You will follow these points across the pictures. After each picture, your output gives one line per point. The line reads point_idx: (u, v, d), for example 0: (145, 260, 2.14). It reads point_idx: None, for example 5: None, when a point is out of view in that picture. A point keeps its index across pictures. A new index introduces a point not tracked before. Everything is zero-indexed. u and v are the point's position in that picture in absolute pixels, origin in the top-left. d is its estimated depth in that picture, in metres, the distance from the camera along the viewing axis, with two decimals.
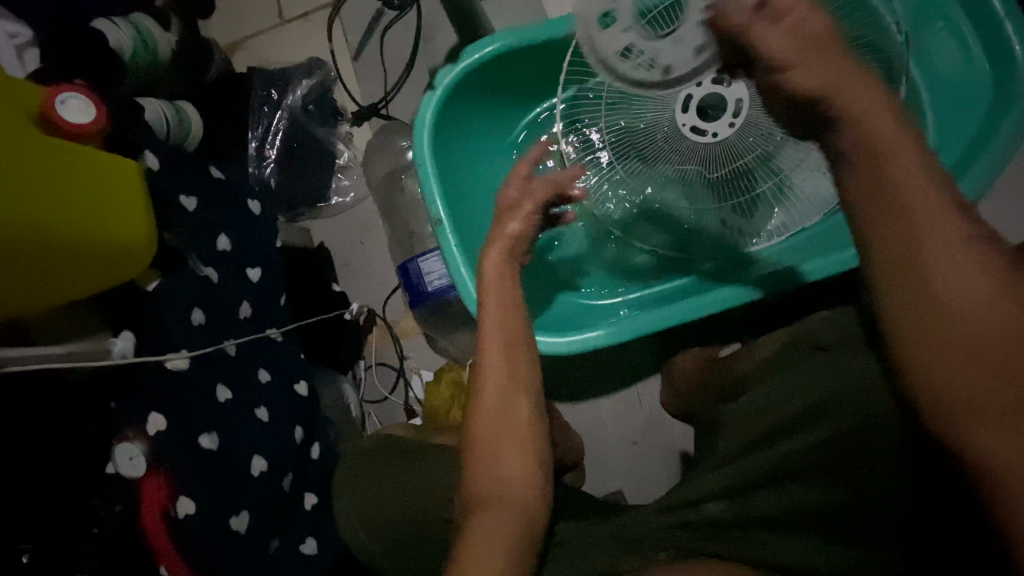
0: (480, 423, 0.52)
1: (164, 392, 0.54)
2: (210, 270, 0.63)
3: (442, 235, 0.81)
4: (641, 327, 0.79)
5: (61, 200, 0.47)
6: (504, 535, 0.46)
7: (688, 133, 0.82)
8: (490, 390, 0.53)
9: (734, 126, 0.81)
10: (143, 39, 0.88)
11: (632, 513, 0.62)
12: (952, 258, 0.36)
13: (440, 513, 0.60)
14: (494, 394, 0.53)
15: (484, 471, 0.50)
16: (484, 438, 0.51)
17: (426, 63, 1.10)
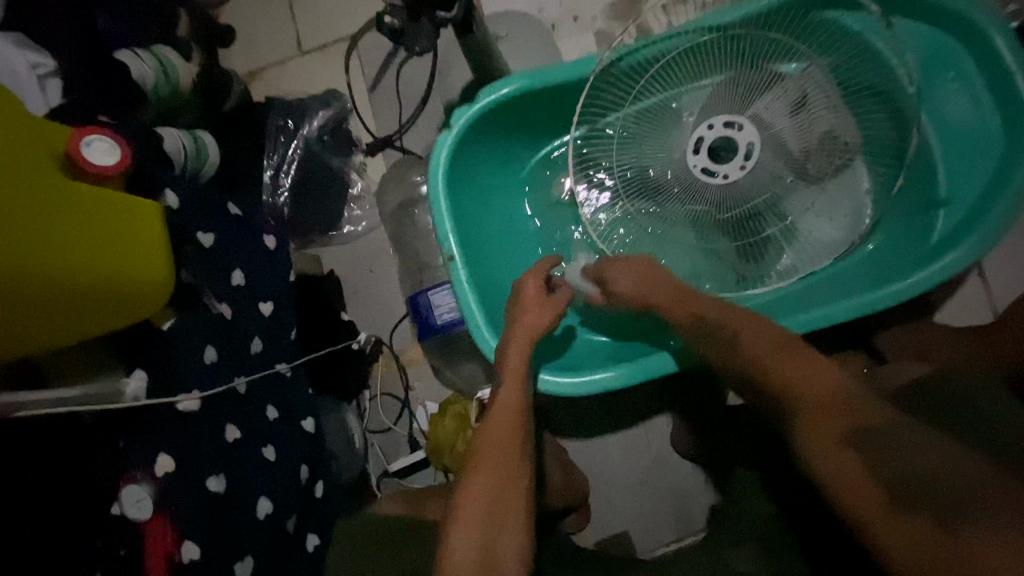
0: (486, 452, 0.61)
1: (172, 434, 0.54)
2: (223, 307, 0.63)
3: (454, 270, 0.81)
4: (651, 370, 0.77)
5: (82, 247, 0.47)
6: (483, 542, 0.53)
7: (699, 174, 0.83)
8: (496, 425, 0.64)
9: (745, 168, 0.82)
10: (165, 72, 0.89)
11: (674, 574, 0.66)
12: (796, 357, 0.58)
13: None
14: (501, 420, 0.64)
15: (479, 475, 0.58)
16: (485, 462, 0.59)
17: (441, 97, 1.12)
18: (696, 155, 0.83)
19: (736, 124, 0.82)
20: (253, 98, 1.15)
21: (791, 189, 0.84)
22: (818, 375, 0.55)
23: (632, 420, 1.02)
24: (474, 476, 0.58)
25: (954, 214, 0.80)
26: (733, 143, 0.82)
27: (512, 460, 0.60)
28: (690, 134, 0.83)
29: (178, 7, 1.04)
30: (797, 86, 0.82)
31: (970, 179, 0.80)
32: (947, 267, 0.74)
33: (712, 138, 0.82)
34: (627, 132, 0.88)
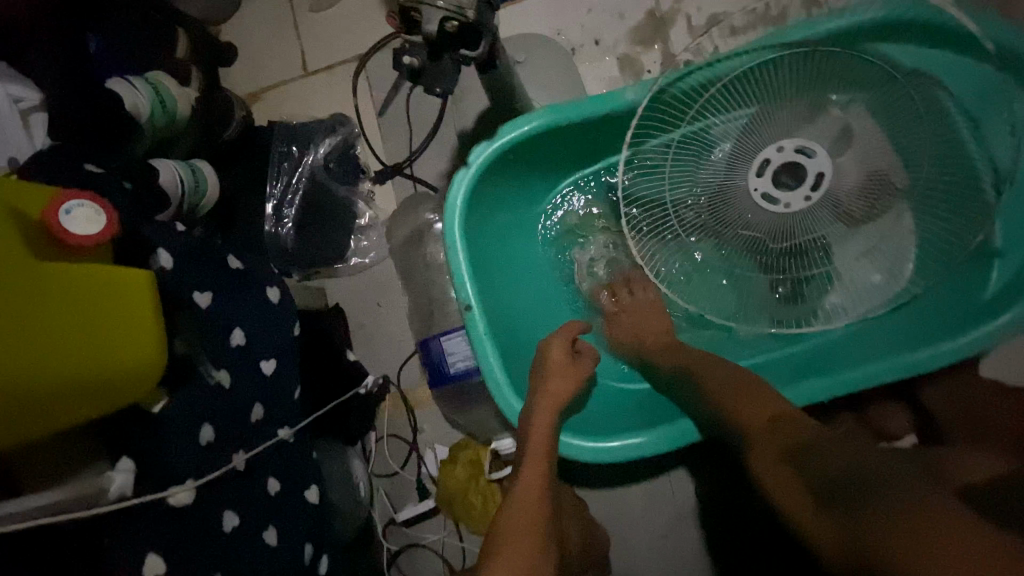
0: (513, 525, 0.57)
1: (161, 534, 0.48)
2: (222, 374, 0.57)
3: (471, 319, 0.76)
4: (680, 438, 0.75)
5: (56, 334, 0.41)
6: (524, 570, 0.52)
7: (759, 200, 0.75)
8: (523, 500, 0.60)
9: (809, 200, 0.74)
10: (162, 100, 0.83)
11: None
12: (750, 388, 0.66)
13: None
14: (532, 473, 0.64)
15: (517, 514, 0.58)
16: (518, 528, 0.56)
17: (454, 124, 1.06)
18: (759, 177, 0.75)
19: (808, 151, 0.74)
20: (255, 123, 1.09)
21: (848, 231, 0.77)
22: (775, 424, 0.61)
23: (653, 470, 0.96)
24: (504, 552, 0.53)
25: (1009, 265, 0.74)
26: (800, 169, 0.75)
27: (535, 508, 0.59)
28: (755, 155, 0.75)
29: (176, 27, 0.98)
30: (856, 114, 0.76)
31: None
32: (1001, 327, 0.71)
33: (780, 161, 0.74)
34: (683, 148, 0.82)
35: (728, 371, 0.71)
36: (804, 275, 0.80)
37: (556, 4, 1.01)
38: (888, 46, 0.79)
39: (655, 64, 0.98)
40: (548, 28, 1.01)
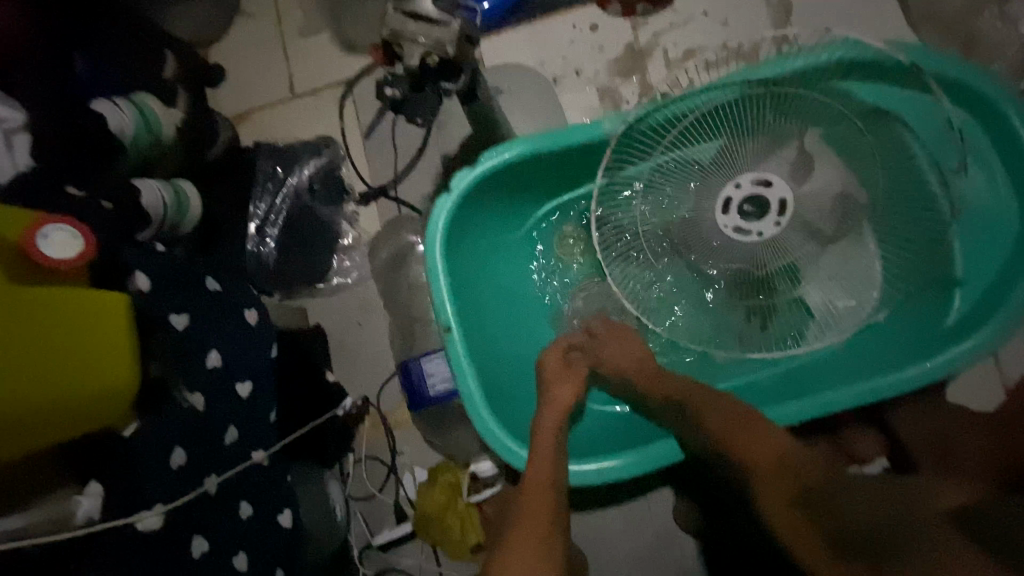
0: (524, 535, 0.57)
1: (125, 561, 0.47)
2: (196, 397, 0.57)
3: (451, 342, 0.77)
4: (637, 467, 0.75)
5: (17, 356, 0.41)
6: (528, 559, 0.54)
7: (732, 235, 0.79)
8: (536, 499, 0.62)
9: (780, 226, 0.78)
10: (147, 122, 0.83)
11: None
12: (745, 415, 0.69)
13: None
14: (540, 466, 0.67)
15: (525, 507, 0.61)
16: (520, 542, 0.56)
17: (438, 148, 1.08)
18: (726, 215, 0.79)
19: (766, 181, 0.78)
20: (241, 143, 1.10)
21: (817, 257, 0.80)
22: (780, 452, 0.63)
23: (630, 493, 0.97)
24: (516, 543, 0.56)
25: (969, 294, 0.77)
26: (764, 199, 0.78)
27: (543, 500, 0.62)
28: (717, 195, 0.79)
29: (164, 48, 0.99)
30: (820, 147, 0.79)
31: (989, 258, 0.77)
32: (968, 349, 0.72)
33: (740, 198, 0.78)
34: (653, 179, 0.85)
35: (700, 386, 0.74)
36: (777, 302, 0.82)
37: (540, 35, 1.05)
38: (859, 84, 0.81)
39: (633, 95, 1.02)
40: (531, 58, 1.04)
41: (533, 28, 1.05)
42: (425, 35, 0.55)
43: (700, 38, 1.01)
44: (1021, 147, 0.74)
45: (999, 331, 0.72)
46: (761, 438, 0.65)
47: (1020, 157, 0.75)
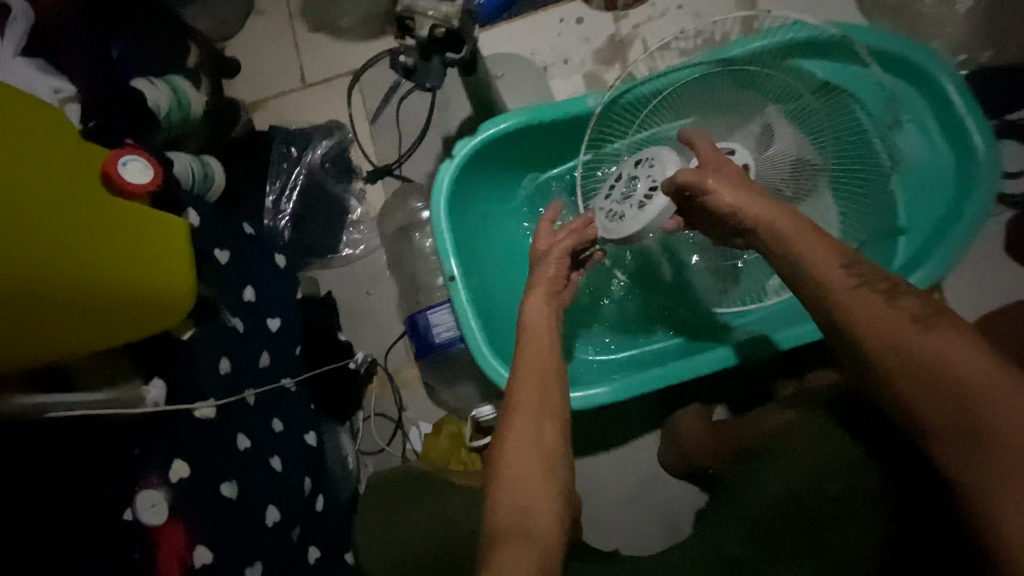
0: (516, 433, 0.55)
1: (188, 441, 0.56)
2: (235, 319, 0.66)
3: (455, 290, 0.86)
4: (632, 388, 0.82)
5: (109, 254, 0.51)
6: (522, 463, 0.54)
7: None
8: (527, 389, 0.59)
9: None
10: (179, 100, 0.93)
11: (682, 553, 0.64)
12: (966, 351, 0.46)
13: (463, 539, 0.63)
14: (530, 356, 0.63)
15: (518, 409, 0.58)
16: (513, 448, 0.55)
17: (439, 130, 1.18)
18: None
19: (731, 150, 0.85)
20: (256, 128, 1.20)
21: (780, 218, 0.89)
22: (1007, 381, 0.44)
23: (621, 440, 1.03)
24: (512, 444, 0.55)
25: (913, 240, 0.89)
26: None
27: (535, 390, 0.59)
28: None
29: (188, 40, 1.09)
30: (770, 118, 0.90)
31: (927, 209, 0.89)
32: (918, 281, 0.82)
33: None
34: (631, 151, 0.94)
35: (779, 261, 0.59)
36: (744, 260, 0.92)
37: (531, 28, 1.16)
38: (812, 60, 0.92)
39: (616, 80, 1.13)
40: (522, 48, 1.15)
41: (524, 22, 1.16)
42: (434, 10, 0.65)
43: (674, 28, 1.13)
44: (953, 108, 0.86)
45: (943, 264, 0.82)
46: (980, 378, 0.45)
47: (951, 120, 0.87)
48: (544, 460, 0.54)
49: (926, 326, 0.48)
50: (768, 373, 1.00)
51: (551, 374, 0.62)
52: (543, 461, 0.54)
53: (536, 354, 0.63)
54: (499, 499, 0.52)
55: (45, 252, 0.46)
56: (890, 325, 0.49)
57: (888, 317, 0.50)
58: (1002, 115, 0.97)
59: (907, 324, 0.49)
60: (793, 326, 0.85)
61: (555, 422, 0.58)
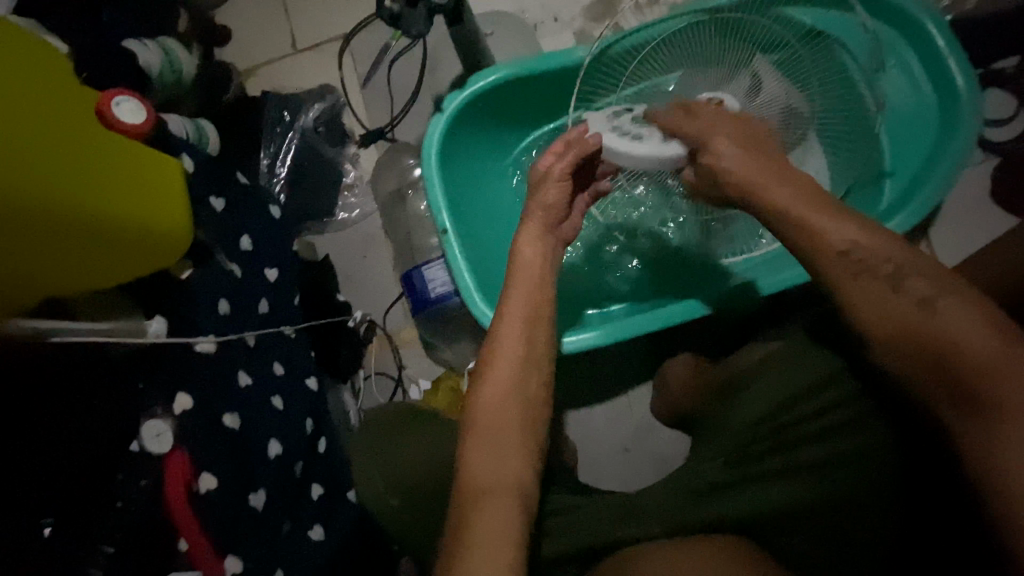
0: (487, 390, 0.55)
1: (190, 373, 0.60)
2: (234, 266, 0.68)
3: (448, 244, 0.87)
4: (618, 333, 0.84)
5: (111, 191, 0.53)
6: (507, 413, 0.54)
7: None
8: (510, 340, 0.58)
9: None
10: (171, 61, 0.93)
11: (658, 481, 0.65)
12: (965, 309, 0.48)
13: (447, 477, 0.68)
14: (515, 304, 0.61)
15: (503, 362, 0.57)
16: (483, 406, 0.55)
17: (430, 91, 1.19)
18: None
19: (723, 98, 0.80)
20: (249, 93, 1.20)
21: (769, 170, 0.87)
22: (1007, 351, 0.46)
23: (616, 391, 1.06)
24: (492, 393, 0.55)
25: (898, 183, 0.90)
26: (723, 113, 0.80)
27: (522, 342, 0.58)
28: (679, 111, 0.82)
29: (178, 5, 1.09)
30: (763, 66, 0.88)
31: (912, 152, 0.90)
32: (909, 214, 0.81)
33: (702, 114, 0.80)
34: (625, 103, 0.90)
35: (769, 196, 0.59)
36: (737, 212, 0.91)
37: None
38: (796, 7, 0.93)
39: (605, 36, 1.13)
40: (511, 6, 1.15)
41: None
42: None
43: None
44: (935, 50, 0.87)
45: (930, 198, 0.82)
46: (971, 337, 0.47)
47: (933, 59, 0.88)
48: (522, 414, 0.55)
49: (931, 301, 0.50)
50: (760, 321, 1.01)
51: (540, 326, 0.60)
52: (523, 407, 0.55)
53: (522, 303, 0.61)
54: (472, 461, 0.52)
55: (55, 184, 0.48)
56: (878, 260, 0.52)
57: (885, 247, 0.53)
58: (991, 62, 0.98)
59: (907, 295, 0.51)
60: (783, 269, 0.87)
61: (534, 377, 0.57)
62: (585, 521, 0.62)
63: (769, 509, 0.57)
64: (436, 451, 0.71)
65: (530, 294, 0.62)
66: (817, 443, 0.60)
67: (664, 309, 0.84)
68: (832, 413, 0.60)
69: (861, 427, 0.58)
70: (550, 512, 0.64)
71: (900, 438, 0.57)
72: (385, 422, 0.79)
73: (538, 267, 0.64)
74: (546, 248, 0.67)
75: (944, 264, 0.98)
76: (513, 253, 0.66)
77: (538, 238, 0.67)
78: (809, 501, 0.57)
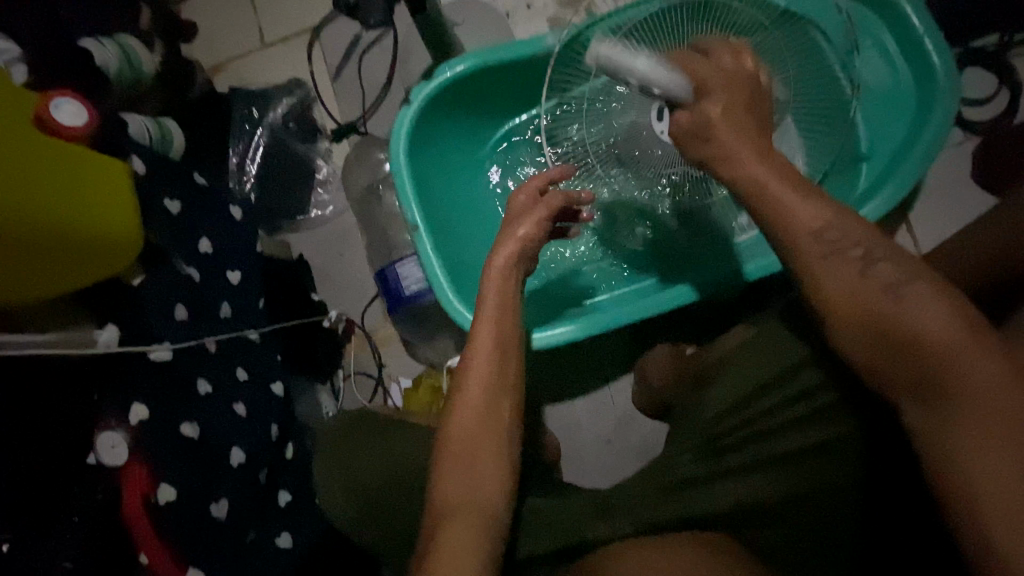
0: (462, 416, 0.54)
1: (144, 381, 0.58)
2: (191, 270, 0.67)
3: (419, 240, 0.84)
4: (598, 325, 0.83)
5: (52, 199, 0.51)
6: (479, 437, 0.53)
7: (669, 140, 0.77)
8: (481, 358, 0.57)
9: None
10: (129, 59, 0.89)
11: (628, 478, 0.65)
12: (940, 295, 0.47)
13: (414, 481, 0.67)
14: (488, 322, 0.59)
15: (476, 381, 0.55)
16: (459, 432, 0.54)
17: (402, 83, 1.16)
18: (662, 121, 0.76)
19: None
20: (216, 90, 1.17)
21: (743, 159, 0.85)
22: (974, 337, 0.44)
23: (597, 383, 1.05)
24: (463, 416, 0.54)
25: (875, 167, 0.89)
26: None
27: (497, 362, 0.57)
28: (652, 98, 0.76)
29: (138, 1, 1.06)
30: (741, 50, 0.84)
31: (887, 135, 0.89)
32: (888, 196, 0.80)
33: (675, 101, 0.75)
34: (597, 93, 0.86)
35: (737, 183, 0.58)
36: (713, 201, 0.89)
37: None
38: None
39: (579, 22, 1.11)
40: None
41: None
42: None
43: None
44: (910, 29, 0.85)
45: (909, 180, 0.80)
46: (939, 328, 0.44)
47: (909, 38, 0.87)
48: (495, 440, 0.54)
49: (896, 288, 0.48)
50: (740, 309, 1.00)
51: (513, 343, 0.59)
52: (498, 430, 0.54)
53: (495, 319, 0.59)
54: (443, 486, 0.52)
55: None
56: (848, 244, 0.51)
57: (854, 234, 0.51)
58: (968, 41, 0.97)
59: (880, 279, 0.49)
60: (762, 256, 0.85)
61: (508, 400, 0.56)
62: (556, 520, 0.61)
63: (735, 507, 0.57)
64: (403, 452, 0.70)
65: (508, 315, 0.60)
66: (787, 434, 0.59)
67: (641, 300, 0.83)
68: (803, 403, 0.59)
69: (831, 417, 0.58)
70: (527, 512, 0.63)
71: (872, 425, 0.56)
72: (361, 425, 0.78)
73: (506, 281, 0.61)
74: (522, 260, 0.64)
75: (924, 249, 0.97)
76: (489, 259, 0.63)
77: (519, 247, 0.63)
78: (776, 497, 0.57)
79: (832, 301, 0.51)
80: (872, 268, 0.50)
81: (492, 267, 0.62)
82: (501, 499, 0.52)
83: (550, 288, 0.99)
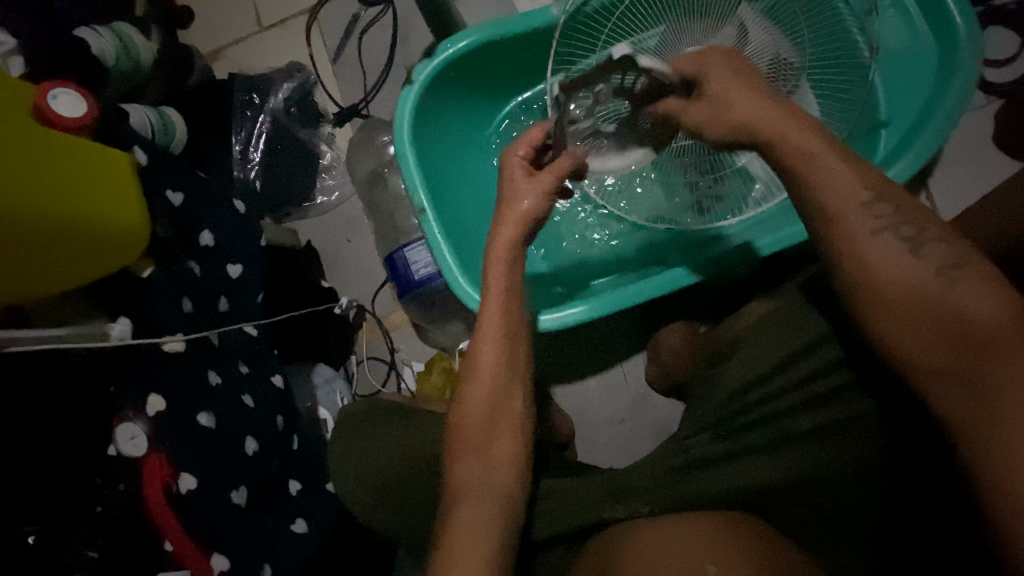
0: (474, 398, 0.54)
1: (158, 373, 0.58)
2: (194, 264, 0.68)
3: (426, 223, 0.83)
4: (611, 303, 0.81)
5: (64, 195, 0.52)
6: (487, 418, 0.53)
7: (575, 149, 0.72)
8: (491, 340, 0.56)
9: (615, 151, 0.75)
10: (125, 45, 0.88)
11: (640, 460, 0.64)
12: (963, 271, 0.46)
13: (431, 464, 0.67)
14: (494, 305, 0.57)
15: (486, 363, 0.55)
16: (472, 414, 0.53)
17: (403, 63, 1.14)
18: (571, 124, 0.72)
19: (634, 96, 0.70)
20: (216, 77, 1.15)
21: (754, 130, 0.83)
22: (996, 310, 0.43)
23: (610, 362, 1.04)
24: (470, 398, 0.54)
25: (896, 131, 0.86)
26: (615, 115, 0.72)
27: (501, 344, 0.56)
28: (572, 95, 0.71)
29: None
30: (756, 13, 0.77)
31: (909, 99, 0.86)
32: (913, 161, 0.77)
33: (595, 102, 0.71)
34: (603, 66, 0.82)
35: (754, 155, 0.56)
36: (727, 173, 0.86)
37: None
38: None
39: None
40: None
41: None
42: None
43: None
44: None
45: (934, 143, 0.77)
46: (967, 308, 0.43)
47: None
48: (507, 423, 0.54)
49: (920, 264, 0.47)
50: (753, 285, 0.99)
51: (517, 325, 0.58)
52: (512, 412, 0.54)
53: (500, 303, 0.58)
54: (458, 471, 0.52)
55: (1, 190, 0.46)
56: (870, 216, 0.49)
57: (875, 205, 0.50)
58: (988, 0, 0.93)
59: (900, 250, 0.48)
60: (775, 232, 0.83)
61: (520, 382, 0.56)
62: (572, 500, 0.61)
63: (752, 487, 0.56)
64: (420, 438, 0.70)
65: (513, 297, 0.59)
66: (802, 413, 0.59)
67: (657, 276, 0.81)
68: (816, 381, 0.59)
69: (843, 396, 0.58)
70: (542, 495, 0.63)
71: (882, 404, 0.57)
72: (374, 410, 0.78)
73: (511, 266, 0.60)
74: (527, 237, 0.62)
75: (944, 217, 0.94)
76: (495, 235, 0.62)
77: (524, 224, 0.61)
78: (791, 477, 0.56)
79: (853, 276, 0.49)
80: (895, 243, 0.48)
81: (496, 248, 0.60)
82: (511, 484, 0.52)
83: (560, 269, 0.98)
